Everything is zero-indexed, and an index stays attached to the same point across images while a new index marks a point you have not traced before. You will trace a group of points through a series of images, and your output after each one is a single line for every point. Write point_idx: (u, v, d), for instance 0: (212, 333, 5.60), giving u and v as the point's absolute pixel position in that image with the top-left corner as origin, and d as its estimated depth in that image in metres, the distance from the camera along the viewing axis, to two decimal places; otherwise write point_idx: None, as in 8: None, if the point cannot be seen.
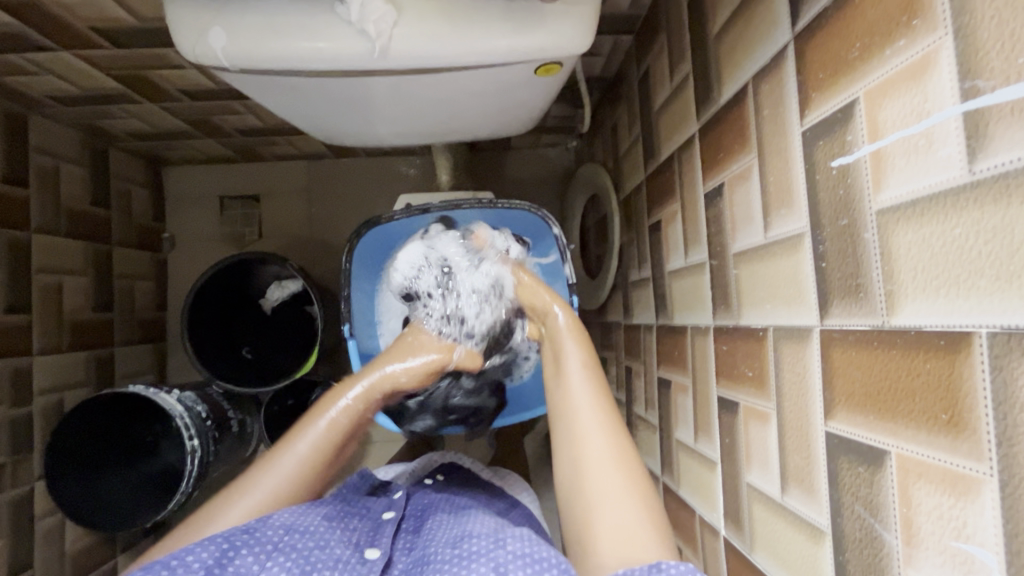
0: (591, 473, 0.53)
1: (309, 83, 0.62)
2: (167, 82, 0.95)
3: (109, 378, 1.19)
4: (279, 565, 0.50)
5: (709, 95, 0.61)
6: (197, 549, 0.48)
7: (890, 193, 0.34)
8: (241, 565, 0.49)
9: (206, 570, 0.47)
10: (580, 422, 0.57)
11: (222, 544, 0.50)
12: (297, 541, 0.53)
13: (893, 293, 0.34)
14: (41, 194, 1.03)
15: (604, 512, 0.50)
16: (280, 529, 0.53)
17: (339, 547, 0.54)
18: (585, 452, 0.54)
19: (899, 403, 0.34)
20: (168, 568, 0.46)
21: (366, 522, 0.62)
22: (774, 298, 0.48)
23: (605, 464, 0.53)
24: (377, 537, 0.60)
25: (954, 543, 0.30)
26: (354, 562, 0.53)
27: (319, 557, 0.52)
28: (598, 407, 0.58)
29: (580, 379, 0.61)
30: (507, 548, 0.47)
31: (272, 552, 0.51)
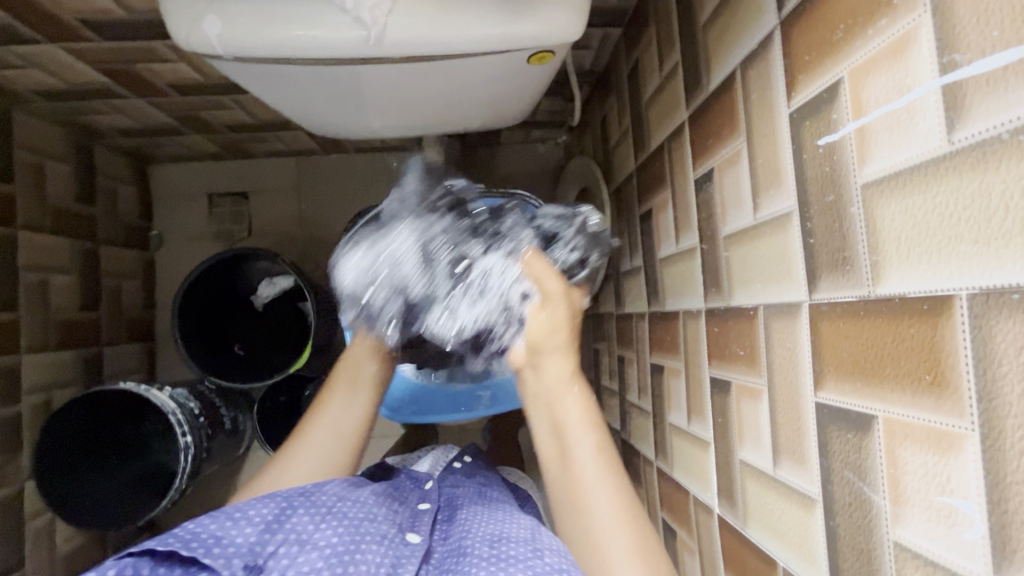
0: (586, 499, 0.51)
1: (302, 72, 0.62)
2: (156, 76, 0.94)
3: (98, 376, 1.17)
4: (333, 528, 0.50)
5: (698, 83, 0.62)
6: (258, 504, 0.52)
7: (875, 167, 0.36)
8: (296, 523, 0.51)
9: (257, 533, 0.49)
10: (571, 453, 0.53)
11: (282, 504, 0.52)
12: (348, 510, 0.53)
13: (877, 264, 0.36)
14: (27, 190, 1.02)
15: (599, 533, 0.49)
16: (335, 496, 0.55)
17: (385, 524, 0.54)
18: (581, 485, 0.51)
19: (885, 368, 0.35)
20: (213, 538, 0.48)
21: (405, 507, 0.62)
22: (764, 277, 0.50)
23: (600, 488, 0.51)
24: (418, 522, 0.60)
25: (939, 498, 0.32)
26: (397, 542, 0.53)
27: (368, 529, 0.52)
28: (590, 429, 0.54)
29: (572, 406, 0.55)
30: (544, 560, 0.47)
31: (326, 515, 0.52)
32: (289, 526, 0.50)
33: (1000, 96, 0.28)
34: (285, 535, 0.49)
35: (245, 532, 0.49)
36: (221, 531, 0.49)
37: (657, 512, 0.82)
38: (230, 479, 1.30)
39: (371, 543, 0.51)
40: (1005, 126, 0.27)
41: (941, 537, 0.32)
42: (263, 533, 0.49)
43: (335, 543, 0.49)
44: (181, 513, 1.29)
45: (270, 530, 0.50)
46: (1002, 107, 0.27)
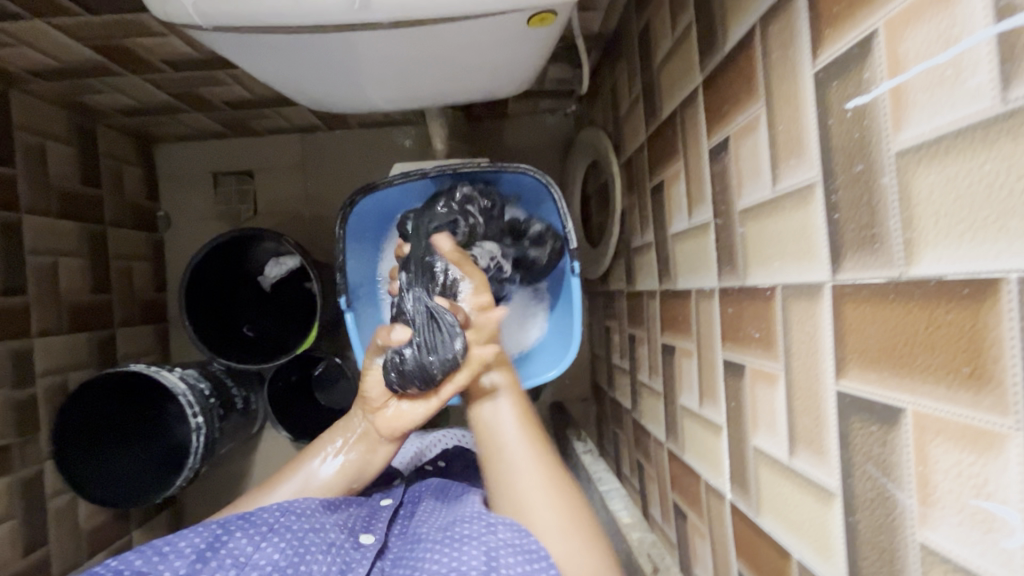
0: (528, 516, 0.55)
1: (287, 42, 0.58)
2: (148, 52, 0.91)
3: (113, 358, 1.19)
4: (273, 545, 0.53)
5: (714, 42, 0.57)
6: (190, 534, 0.53)
7: (912, 132, 0.31)
8: (233, 546, 0.53)
9: (196, 556, 0.51)
10: (514, 479, 0.57)
11: (216, 530, 0.54)
12: (291, 523, 0.55)
13: (911, 242, 0.32)
14: (30, 174, 1.01)
15: (546, 538, 0.53)
16: (277, 511, 0.56)
17: (333, 531, 0.56)
18: (523, 500, 0.56)
19: (918, 357, 0.32)
20: (158, 555, 0.51)
21: (362, 507, 0.63)
22: (782, 255, 0.46)
23: (546, 507, 0.55)
24: (373, 522, 0.61)
25: (973, 501, 0.29)
26: (347, 547, 0.56)
27: (313, 540, 0.54)
28: (536, 463, 0.58)
29: (507, 415, 0.61)
30: (498, 534, 0.52)
31: (266, 533, 0.54)
32: (225, 551, 0.52)
33: None
34: (219, 561, 0.51)
35: (174, 565, 0.51)
36: (149, 566, 0.50)
37: (668, 494, 0.80)
38: (246, 457, 1.32)
39: (315, 553, 0.53)
40: None
41: (975, 543, 0.29)
42: (193, 564, 0.51)
43: (277, 560, 0.52)
44: (201, 490, 1.32)
45: (203, 559, 0.51)
46: None
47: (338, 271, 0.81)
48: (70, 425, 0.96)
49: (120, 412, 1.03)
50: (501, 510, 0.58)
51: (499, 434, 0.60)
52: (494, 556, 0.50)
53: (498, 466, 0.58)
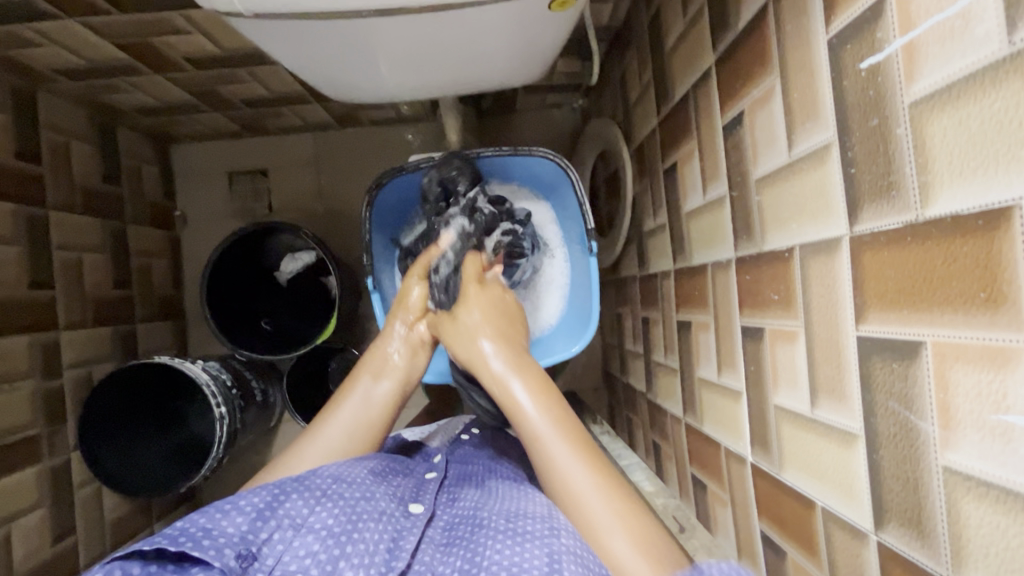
0: (596, 524, 0.50)
1: (320, 27, 0.61)
2: (172, 49, 0.94)
3: (134, 352, 1.21)
4: (328, 510, 0.52)
5: (726, 23, 0.60)
6: (250, 494, 0.52)
7: (924, 82, 0.34)
8: (290, 508, 0.52)
9: (256, 513, 0.51)
10: (567, 474, 0.54)
11: (274, 490, 0.53)
12: (344, 490, 0.55)
13: (927, 184, 0.34)
14: (55, 171, 1.04)
15: (612, 557, 0.49)
16: (329, 479, 0.56)
17: (383, 500, 0.56)
18: (579, 497, 0.52)
19: (936, 290, 0.34)
20: (221, 511, 0.50)
21: (410, 479, 0.63)
22: (800, 216, 0.49)
23: (607, 515, 0.51)
24: (420, 493, 0.61)
25: (993, 417, 0.31)
26: (397, 516, 0.55)
27: (365, 508, 0.54)
28: (587, 466, 0.54)
29: (525, 392, 0.59)
30: (562, 540, 0.48)
31: (321, 498, 0.53)
32: (282, 512, 0.51)
33: None
34: (278, 522, 0.51)
35: (236, 522, 0.50)
36: (210, 522, 0.49)
37: (687, 467, 0.82)
38: (264, 449, 1.34)
39: (369, 521, 0.52)
40: None
41: (995, 457, 0.31)
42: (255, 522, 0.50)
43: (332, 525, 0.51)
44: (219, 483, 1.33)
45: (262, 518, 0.51)
46: None
47: (365, 251, 0.85)
48: (89, 415, 0.96)
49: (138, 402, 1.04)
50: (568, 518, 0.52)
51: (542, 436, 0.56)
52: (556, 558, 0.45)
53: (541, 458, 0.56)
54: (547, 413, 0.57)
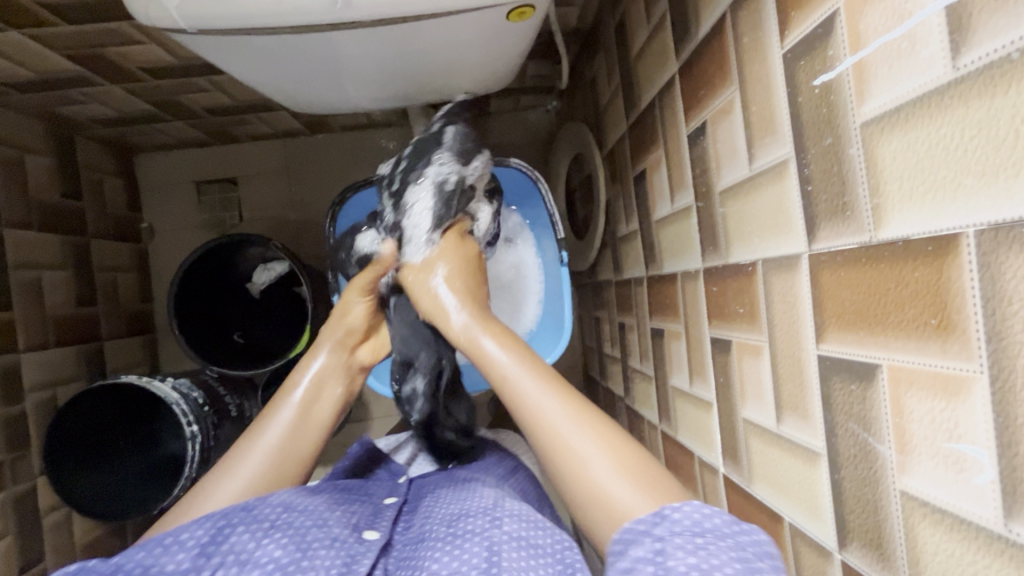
0: (580, 452, 0.49)
1: (272, 42, 0.59)
2: (127, 60, 0.91)
3: (101, 371, 1.17)
4: (276, 541, 0.49)
5: (687, 32, 0.59)
6: (192, 525, 0.49)
7: (875, 103, 0.33)
8: (236, 541, 0.49)
9: (199, 548, 0.48)
10: (560, 435, 0.50)
11: (219, 521, 0.50)
12: (294, 518, 0.52)
13: (879, 207, 0.34)
14: (10, 187, 1.00)
15: (595, 480, 0.47)
16: (279, 507, 0.52)
17: (337, 526, 0.53)
18: (585, 466, 0.48)
19: (889, 314, 0.34)
20: (161, 546, 0.48)
21: (366, 506, 0.60)
22: (761, 231, 0.48)
23: (582, 438, 0.50)
24: (378, 520, 0.58)
25: (946, 444, 0.31)
26: (351, 541, 0.52)
27: (316, 535, 0.51)
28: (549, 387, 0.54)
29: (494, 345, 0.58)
30: (503, 528, 0.49)
31: (270, 528, 0.50)
32: (228, 546, 0.48)
33: (1010, 12, 0.25)
34: (223, 557, 0.48)
35: (178, 558, 0.47)
36: (150, 559, 0.47)
37: None
38: None
39: (320, 548, 0.50)
40: (1015, 46, 0.25)
41: (949, 484, 0.31)
42: (199, 558, 0.47)
43: (280, 556, 0.48)
44: None
45: (205, 555, 0.48)
46: (1010, 24, 0.25)
47: (331, 268, 0.83)
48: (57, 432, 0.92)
49: (117, 417, 1.00)
50: (511, 505, 0.54)
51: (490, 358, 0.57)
52: (495, 550, 0.46)
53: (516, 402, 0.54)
54: (528, 368, 0.55)
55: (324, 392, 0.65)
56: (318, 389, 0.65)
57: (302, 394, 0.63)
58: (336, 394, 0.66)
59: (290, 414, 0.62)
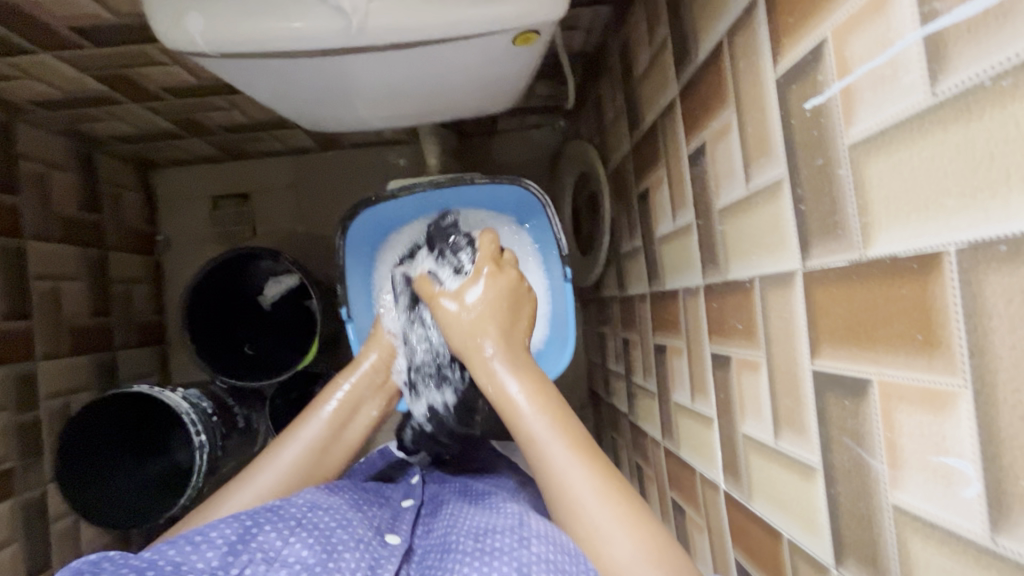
0: (597, 529, 0.49)
1: (288, 65, 0.62)
2: (150, 80, 0.95)
3: (113, 380, 1.20)
4: (302, 540, 0.48)
5: (687, 56, 0.61)
6: (221, 525, 0.48)
7: (861, 126, 0.35)
8: (264, 540, 0.48)
9: (227, 547, 0.46)
10: (582, 507, 0.50)
11: (246, 522, 0.49)
12: (319, 519, 0.52)
13: (868, 226, 0.35)
14: (33, 200, 1.03)
15: (617, 563, 0.47)
16: (304, 507, 0.53)
17: (360, 528, 0.53)
18: (604, 542, 0.48)
19: (879, 330, 0.35)
20: (190, 545, 0.46)
21: (385, 510, 0.61)
22: (758, 248, 0.49)
23: (606, 518, 0.49)
24: (397, 524, 0.58)
25: (935, 459, 0.31)
26: (374, 544, 0.52)
27: (341, 537, 0.51)
28: (577, 456, 0.52)
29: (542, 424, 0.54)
30: (530, 549, 0.47)
31: (295, 528, 0.50)
32: (255, 545, 0.47)
33: (983, 41, 0.27)
34: (250, 555, 0.46)
35: (206, 556, 0.45)
36: (180, 557, 0.45)
37: (665, 491, 0.82)
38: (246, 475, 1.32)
39: (345, 550, 0.49)
40: (990, 73, 0.27)
41: (938, 497, 0.31)
42: (226, 556, 0.46)
43: (307, 556, 0.47)
44: None
45: (233, 552, 0.46)
46: (985, 52, 0.27)
47: (340, 281, 0.85)
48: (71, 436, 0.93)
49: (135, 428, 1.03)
50: (538, 522, 0.52)
51: (540, 445, 0.53)
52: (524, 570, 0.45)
53: (543, 469, 0.53)
54: (561, 435, 0.54)
55: (354, 412, 0.66)
56: (356, 407, 0.67)
57: (332, 410, 0.65)
58: (368, 416, 0.68)
59: (316, 430, 0.63)
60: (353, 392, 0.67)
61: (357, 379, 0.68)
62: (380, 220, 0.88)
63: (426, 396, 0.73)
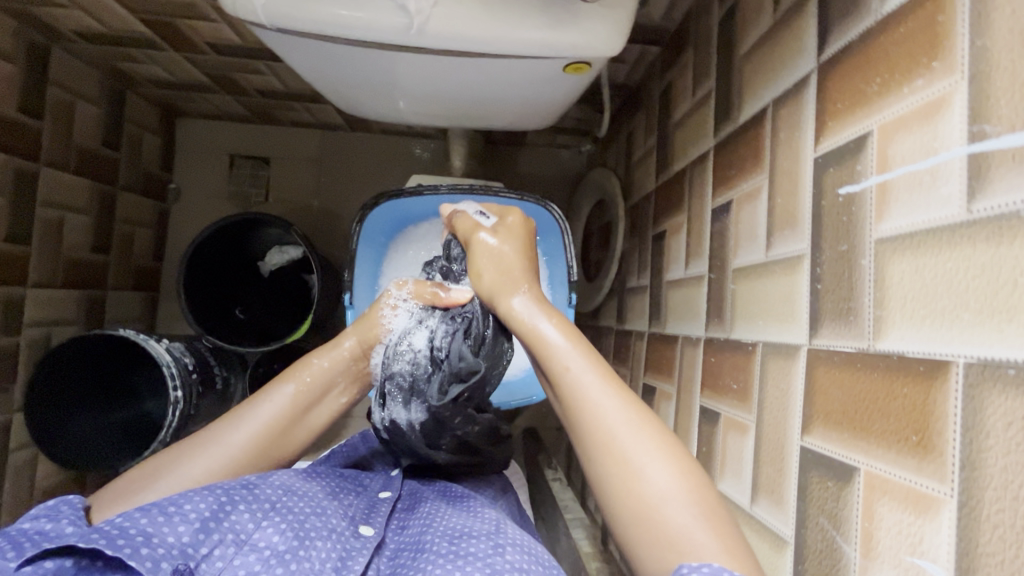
0: (653, 499, 0.39)
1: (339, 48, 0.62)
2: (196, 33, 0.95)
3: (99, 319, 1.18)
4: (274, 526, 0.47)
5: (728, 113, 0.62)
6: (194, 497, 0.47)
7: (891, 224, 0.36)
8: (236, 520, 0.47)
9: (200, 523, 0.45)
10: (639, 474, 0.40)
11: (221, 497, 0.48)
12: (294, 505, 0.51)
13: (881, 319, 0.36)
14: (55, 127, 1.02)
15: (673, 531, 0.38)
16: (279, 490, 0.52)
17: (334, 517, 0.52)
18: (659, 512, 0.39)
19: (875, 422, 0.36)
20: (162, 516, 0.45)
21: (361, 499, 0.59)
22: (767, 315, 0.50)
23: (643, 447, 0.41)
24: (373, 515, 0.57)
25: (909, 558, 0.32)
26: (347, 535, 0.51)
27: (314, 524, 0.49)
28: (609, 381, 0.45)
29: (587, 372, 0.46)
30: (505, 557, 0.47)
31: (269, 511, 0.49)
32: (227, 525, 0.46)
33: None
34: (222, 535, 0.45)
35: (177, 531, 0.44)
36: (151, 528, 0.43)
37: None
38: None
39: (317, 538, 0.48)
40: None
41: None
42: (198, 533, 0.44)
43: (277, 543, 0.46)
44: None
45: (205, 530, 0.45)
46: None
47: (347, 267, 0.86)
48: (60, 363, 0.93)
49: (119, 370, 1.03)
50: (513, 532, 0.52)
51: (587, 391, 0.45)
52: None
53: (588, 423, 0.44)
54: (616, 390, 0.45)
55: (322, 396, 0.62)
56: (324, 392, 0.62)
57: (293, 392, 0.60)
58: (335, 404, 0.63)
59: (276, 413, 0.58)
60: (327, 375, 0.61)
61: (332, 363, 0.63)
62: (399, 215, 0.89)
63: (391, 410, 0.63)
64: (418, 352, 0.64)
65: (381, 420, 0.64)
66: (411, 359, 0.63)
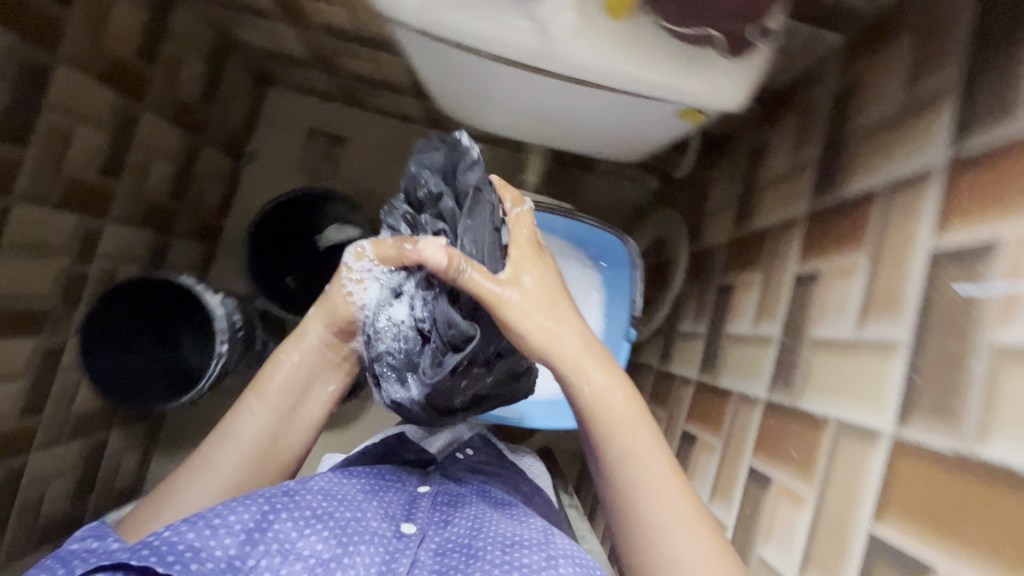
0: None
1: (466, 56, 0.64)
2: (315, 12, 0.99)
3: (160, 262, 1.22)
4: (318, 534, 0.48)
5: (830, 185, 0.63)
6: (238, 508, 0.48)
7: (1014, 335, 0.37)
8: (280, 530, 0.47)
9: (245, 535, 0.46)
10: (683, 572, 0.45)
11: (263, 506, 0.49)
12: (335, 510, 0.52)
13: (987, 425, 0.37)
14: (162, 75, 1.07)
15: None
16: (318, 496, 0.53)
17: (376, 520, 0.53)
18: None
19: (965, 526, 0.37)
20: (208, 529, 0.46)
21: (399, 494, 0.59)
22: (844, 393, 0.51)
23: (694, 549, 0.46)
24: (413, 510, 0.57)
25: None
26: (390, 537, 0.52)
27: (357, 529, 0.50)
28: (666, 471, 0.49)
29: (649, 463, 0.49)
30: (559, 570, 0.48)
31: (312, 520, 0.49)
32: (272, 534, 0.47)
33: None
34: (267, 546, 0.46)
35: (224, 544, 0.45)
36: (198, 542, 0.44)
37: None
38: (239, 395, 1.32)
39: (360, 544, 0.49)
40: None
41: None
42: (243, 545, 0.45)
43: (321, 551, 0.47)
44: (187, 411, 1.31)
45: (251, 542, 0.46)
46: None
47: None
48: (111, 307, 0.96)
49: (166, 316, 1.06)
50: (559, 540, 0.53)
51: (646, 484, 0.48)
52: None
53: (644, 513, 0.48)
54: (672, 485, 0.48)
55: (307, 389, 0.61)
56: (306, 387, 0.61)
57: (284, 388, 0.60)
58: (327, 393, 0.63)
59: (270, 411, 0.59)
60: (299, 371, 0.60)
61: (301, 355, 0.61)
62: None
63: (388, 390, 0.60)
64: (400, 325, 0.58)
65: (383, 399, 0.61)
66: (396, 334, 0.58)
